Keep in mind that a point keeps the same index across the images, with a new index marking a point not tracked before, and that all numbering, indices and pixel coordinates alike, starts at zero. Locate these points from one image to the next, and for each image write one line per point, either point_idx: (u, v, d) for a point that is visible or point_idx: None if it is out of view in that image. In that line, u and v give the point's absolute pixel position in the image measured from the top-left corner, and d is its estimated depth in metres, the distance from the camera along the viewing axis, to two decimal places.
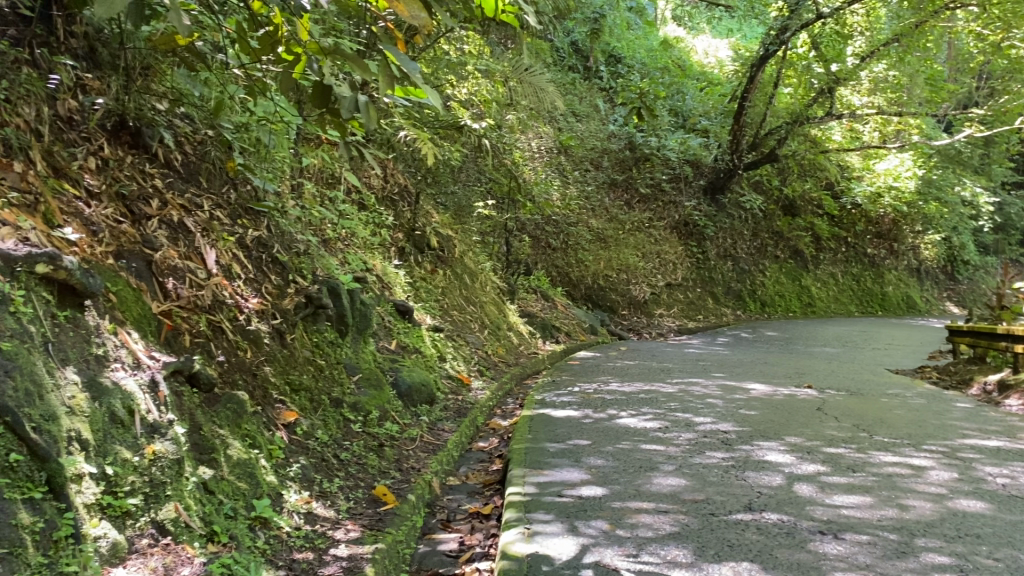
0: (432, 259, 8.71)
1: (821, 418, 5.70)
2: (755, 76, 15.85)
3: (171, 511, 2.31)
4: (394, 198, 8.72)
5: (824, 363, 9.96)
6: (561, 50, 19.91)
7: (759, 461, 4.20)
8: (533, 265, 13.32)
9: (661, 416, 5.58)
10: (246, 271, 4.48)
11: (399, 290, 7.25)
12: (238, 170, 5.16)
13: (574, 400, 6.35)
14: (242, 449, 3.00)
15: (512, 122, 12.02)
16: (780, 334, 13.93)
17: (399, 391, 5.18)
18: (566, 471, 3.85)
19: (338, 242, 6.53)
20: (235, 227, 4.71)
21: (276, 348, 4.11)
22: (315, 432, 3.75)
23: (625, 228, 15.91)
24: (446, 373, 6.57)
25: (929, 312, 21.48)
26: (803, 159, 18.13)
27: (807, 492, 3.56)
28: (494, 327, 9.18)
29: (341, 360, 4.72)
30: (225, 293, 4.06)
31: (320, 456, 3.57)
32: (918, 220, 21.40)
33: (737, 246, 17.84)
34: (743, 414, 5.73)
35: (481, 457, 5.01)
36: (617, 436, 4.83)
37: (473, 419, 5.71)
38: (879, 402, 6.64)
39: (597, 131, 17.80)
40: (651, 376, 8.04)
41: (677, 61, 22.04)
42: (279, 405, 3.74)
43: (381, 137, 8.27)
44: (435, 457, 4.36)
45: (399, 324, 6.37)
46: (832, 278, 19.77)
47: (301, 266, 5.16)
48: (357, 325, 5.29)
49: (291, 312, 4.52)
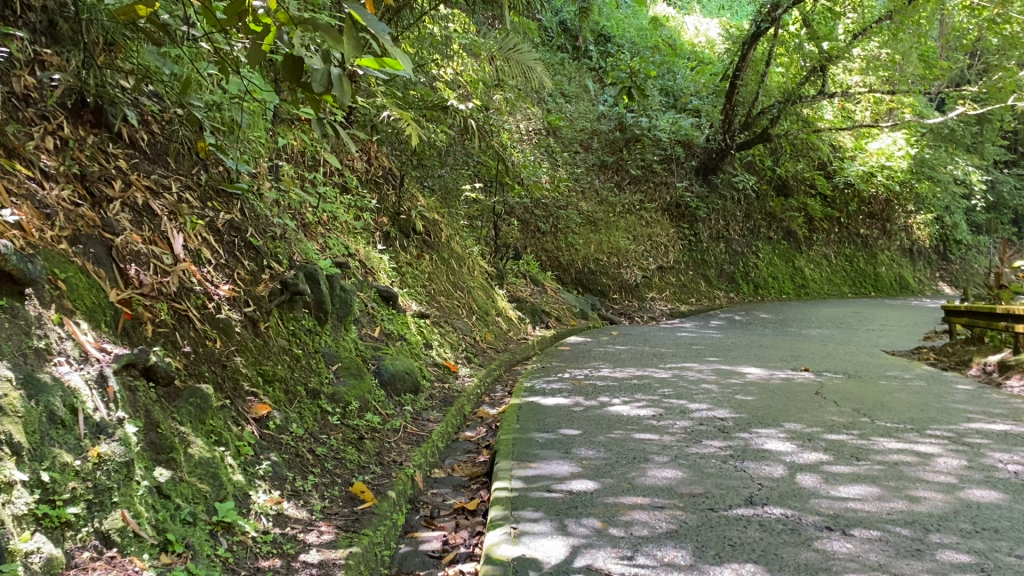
0: (419, 244, 8.48)
1: (820, 402, 5.51)
2: (746, 54, 15.64)
3: (117, 520, 2.10)
4: (378, 180, 8.48)
5: (819, 345, 9.79)
6: (549, 30, 19.63)
7: (757, 450, 4.00)
8: (522, 248, 13.10)
9: (655, 403, 5.38)
10: (217, 255, 4.24)
11: (383, 275, 7.03)
12: (209, 151, 4.90)
13: (566, 386, 6.15)
14: (205, 446, 2.79)
15: (500, 102, 11.80)
16: (773, 316, 13.77)
17: (381, 380, 4.96)
18: (556, 464, 3.64)
19: (318, 226, 6.30)
20: (206, 209, 4.46)
21: (248, 338, 3.88)
22: (289, 426, 3.53)
23: (616, 210, 15.69)
24: (432, 361, 6.35)
25: (921, 293, 21.40)
26: (795, 139, 17.97)
27: (810, 483, 3.37)
28: (483, 312, 8.95)
29: (319, 349, 4.49)
30: (193, 280, 3.82)
31: (295, 452, 3.36)
32: (910, 200, 21.29)
33: (729, 227, 17.64)
34: (740, 400, 5.53)
35: (468, 448, 4.80)
36: (609, 425, 4.62)
37: (459, 408, 5.50)
38: (878, 385, 6.46)
39: (586, 112, 17.88)
40: (644, 361, 7.84)
41: (668, 40, 21.77)
42: (250, 399, 3.52)
43: (364, 117, 8.04)
44: (418, 450, 4.14)
45: (382, 310, 6.15)
46: (824, 259, 19.63)
47: (278, 251, 4.92)
48: (337, 312, 5.06)
49: (266, 299, 4.29)
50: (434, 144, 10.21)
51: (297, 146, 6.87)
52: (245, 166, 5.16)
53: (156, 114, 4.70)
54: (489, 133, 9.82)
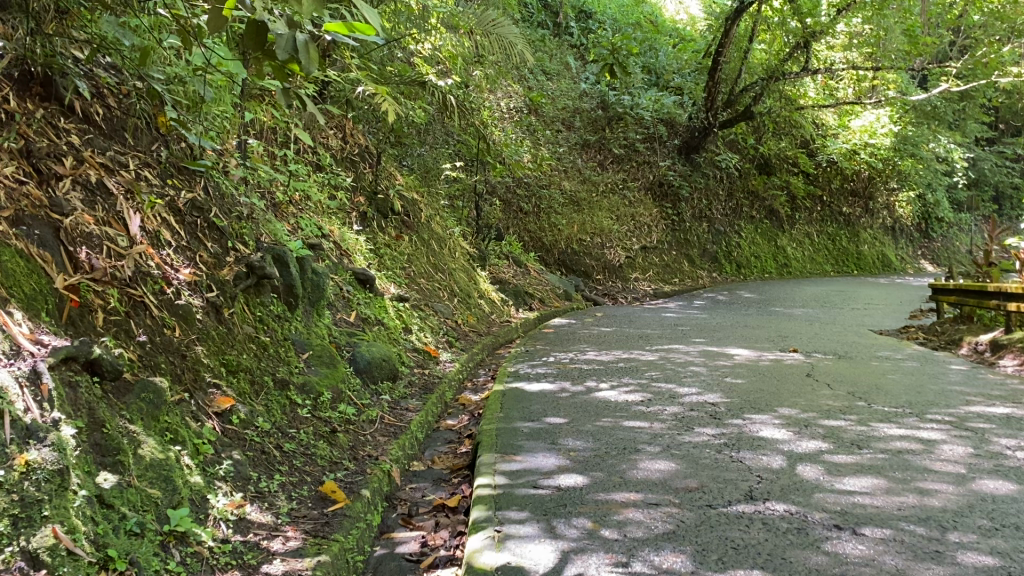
0: (397, 224, 8.22)
1: (813, 385, 5.33)
2: (729, 30, 15.40)
3: (47, 537, 1.84)
4: (354, 159, 8.18)
5: (806, 325, 9.62)
6: (530, 7, 19.28)
7: (753, 438, 3.80)
8: (504, 229, 12.83)
9: (644, 387, 5.18)
10: (178, 237, 3.96)
11: (360, 257, 6.76)
12: (171, 127, 4.60)
13: (550, 371, 5.93)
14: (157, 445, 2.54)
15: (480, 79, 11.51)
16: (757, 296, 13.63)
17: (357, 368, 4.71)
18: (541, 457, 3.42)
19: (290, 207, 6.03)
20: (166, 188, 4.17)
21: (211, 325, 3.62)
22: (254, 421, 3.28)
23: (599, 189, 15.44)
24: (411, 346, 6.11)
25: (904, 271, 21.37)
26: (778, 117, 17.79)
27: (813, 475, 3.17)
28: (464, 295, 8.70)
29: (289, 336, 4.24)
30: (151, 263, 3.55)
31: (261, 449, 3.12)
32: (893, 177, 21.19)
33: (712, 207, 17.42)
34: (730, 384, 5.33)
35: (448, 438, 4.58)
36: (596, 412, 4.40)
37: (440, 396, 5.27)
38: (870, 366, 6.29)
39: (567, 90, 17.60)
40: (630, 343, 7.64)
41: (650, 16, 21.47)
42: (212, 392, 3.26)
43: (338, 93, 7.74)
44: (395, 442, 3.91)
45: (358, 294, 5.89)
46: (808, 238, 19.50)
47: (245, 233, 4.64)
48: (309, 297, 4.80)
49: (230, 284, 4.02)
50: (411, 121, 9.93)
51: (268, 124, 6.57)
52: (210, 142, 4.86)
53: (112, 87, 4.39)
54: (469, 110, 9.54)
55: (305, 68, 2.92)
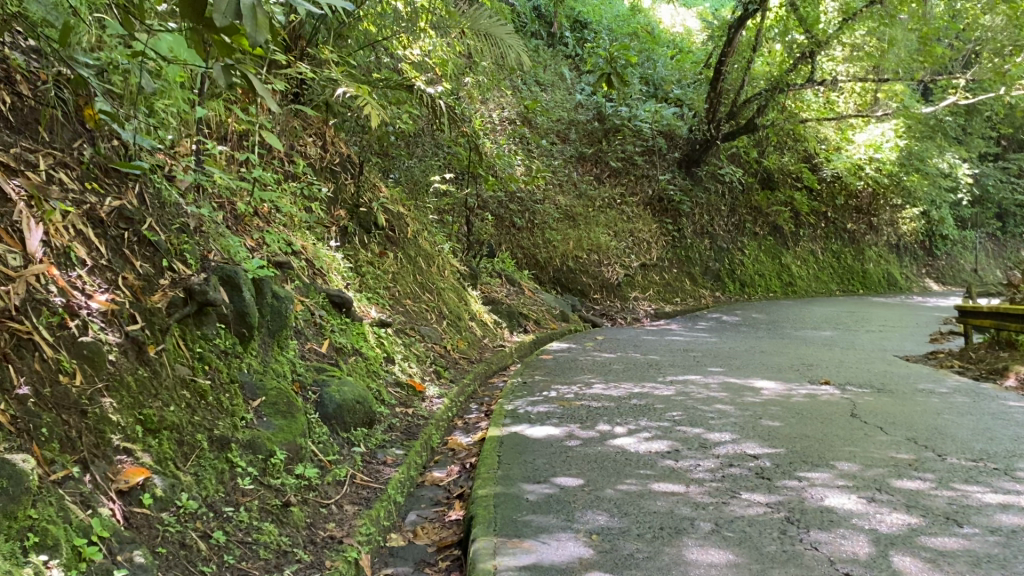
0: (382, 240, 7.44)
1: (864, 429, 4.54)
2: (733, 39, 14.68)
3: None
4: (335, 169, 7.37)
5: (826, 351, 8.86)
6: (523, 16, 18.61)
7: (820, 510, 3.02)
8: (497, 246, 12.04)
9: (666, 433, 4.37)
10: (96, 253, 3.14)
11: (336, 278, 5.96)
12: (101, 121, 3.73)
13: (555, 409, 5.13)
14: (5, 566, 1.74)
15: (472, 87, 10.80)
16: (765, 317, 12.87)
17: (324, 414, 3.88)
18: (555, 544, 2.64)
19: (254, 220, 5.23)
20: (86, 194, 3.34)
21: (128, 368, 2.79)
22: (176, 499, 2.48)
23: (595, 204, 14.69)
24: (394, 379, 5.28)
25: (909, 290, 20.75)
26: (782, 131, 17.10)
27: (919, 574, 2.40)
28: (454, 317, 7.90)
29: (236, 377, 3.43)
30: (52, 288, 2.73)
31: (181, 542, 2.33)
32: (898, 194, 20.50)
33: (714, 222, 16.65)
34: (767, 427, 4.54)
35: (434, 498, 3.77)
36: (616, 469, 3.60)
37: (426, 441, 4.47)
38: (918, 402, 5.52)
39: (563, 101, 16.93)
40: (639, 373, 6.84)
41: (646, 27, 20.88)
42: (119, 461, 2.45)
43: (318, 96, 6.98)
44: (365, 515, 3.10)
45: (332, 320, 5.10)
46: (811, 256, 18.81)
47: (187, 250, 3.81)
48: (268, 326, 3.99)
49: (161, 312, 3.21)
50: (398, 130, 9.18)
51: (233, 126, 5.77)
52: (150, 141, 4.05)
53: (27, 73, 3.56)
54: (462, 120, 8.79)
55: (252, 39, 2.22)
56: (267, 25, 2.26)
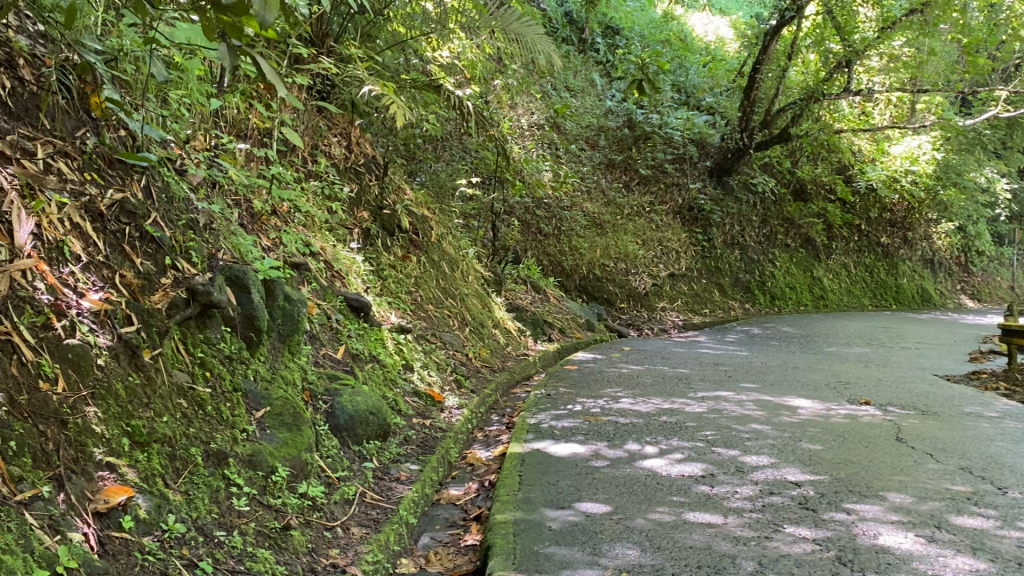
0: (405, 243, 7.20)
1: (913, 456, 4.21)
2: (767, 47, 14.33)
3: None
4: (358, 169, 7.14)
5: (864, 368, 8.49)
6: (554, 21, 18.39)
7: (875, 550, 2.72)
8: (522, 252, 11.79)
9: (700, 455, 4.08)
10: (91, 247, 2.91)
11: (355, 280, 5.73)
12: (108, 109, 3.50)
13: (580, 424, 4.85)
14: None
15: (501, 90, 10.56)
16: (797, 331, 12.50)
17: (335, 425, 3.64)
18: None
19: (270, 219, 5.02)
20: (87, 185, 3.12)
21: (117, 374, 2.57)
22: (161, 522, 2.25)
23: (623, 212, 14.43)
24: (412, 388, 5.03)
25: (944, 306, 20.16)
26: (816, 141, 16.69)
27: None
28: (477, 323, 7.64)
29: (239, 385, 3.19)
30: (39, 286, 2.50)
31: (163, 571, 2.11)
32: (934, 207, 19.97)
33: (745, 233, 16.27)
34: (807, 451, 4.23)
35: (450, 519, 3.52)
36: (647, 496, 3.31)
37: (443, 456, 4.22)
38: (967, 427, 5.17)
39: (593, 107, 16.72)
40: (670, 387, 6.53)
41: (679, 34, 20.58)
42: (100, 478, 2.22)
43: (343, 93, 6.77)
44: (373, 540, 2.86)
45: (349, 325, 4.87)
46: (844, 269, 18.35)
47: (193, 247, 3.59)
48: (278, 330, 3.76)
49: (160, 314, 2.99)
50: (423, 131, 8.95)
51: (254, 122, 5.57)
52: (160, 132, 3.84)
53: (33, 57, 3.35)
54: (490, 123, 8.57)
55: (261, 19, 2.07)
56: (277, 5, 2.12)
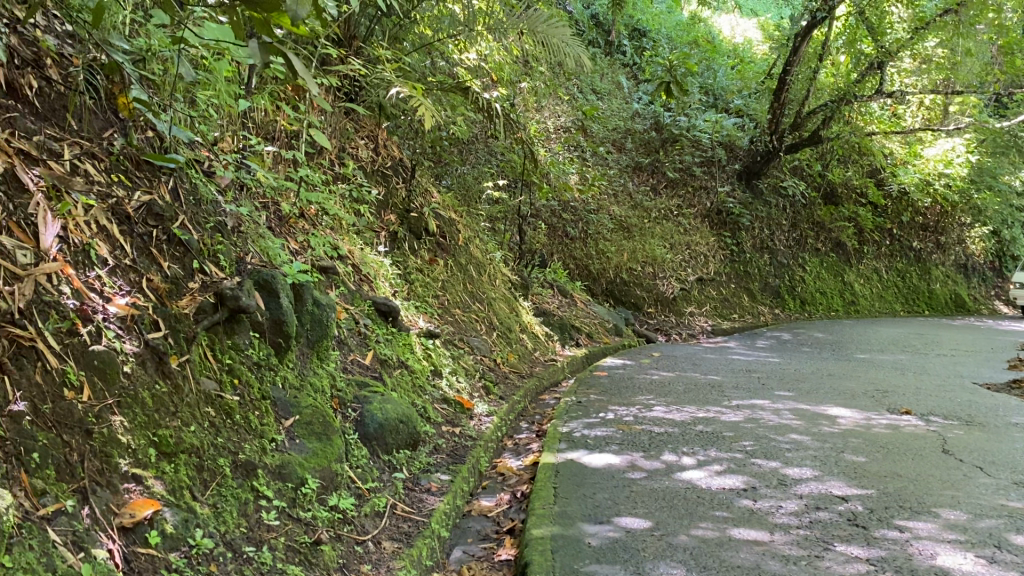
0: (432, 247, 7.11)
1: (963, 470, 4.04)
2: (798, 48, 14.11)
3: None
4: (385, 172, 7.07)
5: (900, 376, 8.28)
6: (581, 23, 18.27)
7: (934, 572, 2.58)
8: (548, 256, 11.67)
9: (740, 467, 3.93)
10: (117, 250, 2.83)
11: (383, 285, 5.65)
12: (135, 109, 3.43)
13: (614, 433, 4.73)
14: None
15: (528, 92, 10.46)
16: (829, 337, 12.27)
17: (364, 433, 3.55)
18: None
19: (298, 222, 4.94)
20: (114, 186, 3.05)
21: (144, 381, 2.48)
22: (188, 537, 2.17)
23: (651, 215, 14.26)
24: (441, 395, 4.93)
25: (978, 312, 19.74)
26: (847, 144, 16.42)
27: None
28: (505, 328, 7.53)
29: (268, 393, 3.11)
30: (64, 290, 2.42)
31: None
32: (968, 211, 19.58)
33: (775, 237, 16.03)
34: (851, 463, 4.07)
35: (483, 532, 3.42)
36: (688, 510, 3.18)
37: (474, 465, 4.11)
38: (1014, 438, 4.99)
39: (620, 109, 16.57)
40: (702, 394, 6.38)
41: (707, 35, 20.38)
42: (126, 491, 2.14)
43: (370, 95, 6.70)
44: (406, 555, 2.77)
45: (377, 330, 4.78)
46: (875, 274, 18.02)
47: (221, 251, 3.51)
48: (306, 335, 3.67)
49: (188, 319, 2.91)
50: (450, 134, 8.86)
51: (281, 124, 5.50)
52: (188, 133, 3.77)
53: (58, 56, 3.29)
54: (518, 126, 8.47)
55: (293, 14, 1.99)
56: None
